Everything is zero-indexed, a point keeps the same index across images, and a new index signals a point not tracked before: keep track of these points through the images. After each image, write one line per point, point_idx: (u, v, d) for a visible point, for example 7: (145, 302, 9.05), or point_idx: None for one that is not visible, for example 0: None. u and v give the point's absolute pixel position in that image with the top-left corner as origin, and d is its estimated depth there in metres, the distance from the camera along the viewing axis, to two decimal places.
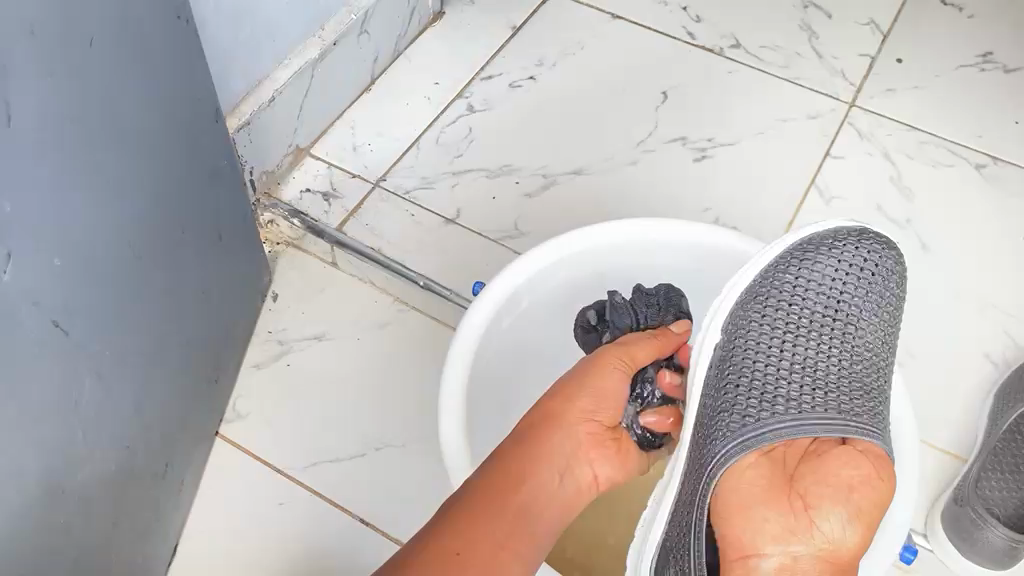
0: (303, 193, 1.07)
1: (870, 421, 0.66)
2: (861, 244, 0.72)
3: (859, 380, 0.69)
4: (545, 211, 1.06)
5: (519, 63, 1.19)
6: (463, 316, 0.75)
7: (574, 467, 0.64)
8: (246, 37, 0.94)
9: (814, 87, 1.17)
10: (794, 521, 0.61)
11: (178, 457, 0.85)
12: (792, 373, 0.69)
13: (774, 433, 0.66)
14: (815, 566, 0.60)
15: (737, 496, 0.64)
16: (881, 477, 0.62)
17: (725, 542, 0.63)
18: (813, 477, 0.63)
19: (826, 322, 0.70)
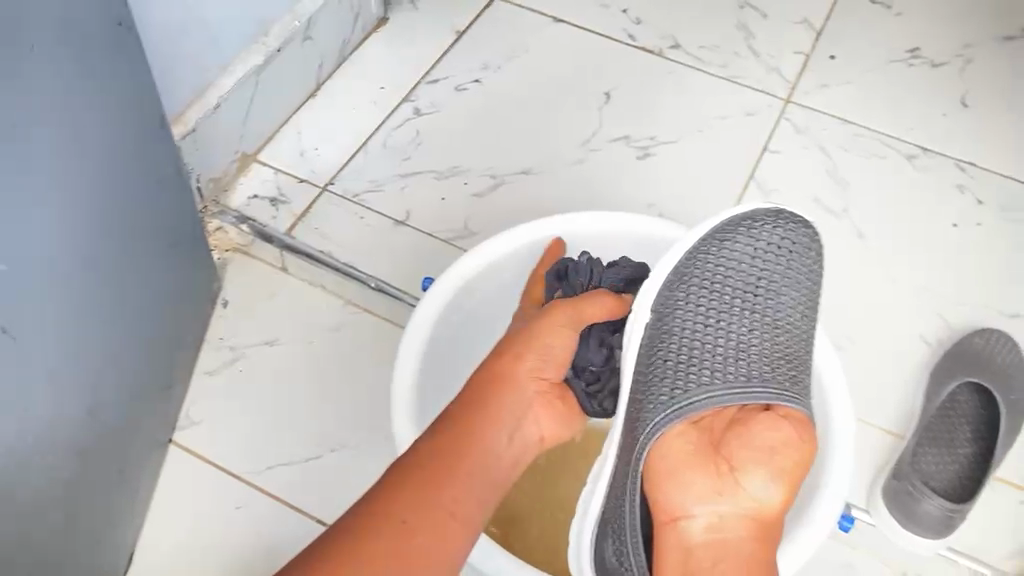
0: (251, 199, 1.08)
1: (790, 389, 0.70)
2: (779, 222, 0.75)
3: (781, 349, 0.72)
4: (494, 210, 1.08)
5: (463, 65, 1.21)
6: (413, 311, 0.76)
7: (522, 427, 0.67)
8: (190, 44, 0.94)
9: (751, 85, 1.20)
10: (721, 483, 0.65)
11: (133, 462, 0.86)
12: (717, 346, 0.72)
13: (700, 405, 0.68)
14: (741, 524, 0.65)
15: (668, 462, 0.67)
16: (803, 439, 0.66)
17: (657, 506, 0.67)
18: (738, 442, 0.66)
19: (747, 298, 0.73)
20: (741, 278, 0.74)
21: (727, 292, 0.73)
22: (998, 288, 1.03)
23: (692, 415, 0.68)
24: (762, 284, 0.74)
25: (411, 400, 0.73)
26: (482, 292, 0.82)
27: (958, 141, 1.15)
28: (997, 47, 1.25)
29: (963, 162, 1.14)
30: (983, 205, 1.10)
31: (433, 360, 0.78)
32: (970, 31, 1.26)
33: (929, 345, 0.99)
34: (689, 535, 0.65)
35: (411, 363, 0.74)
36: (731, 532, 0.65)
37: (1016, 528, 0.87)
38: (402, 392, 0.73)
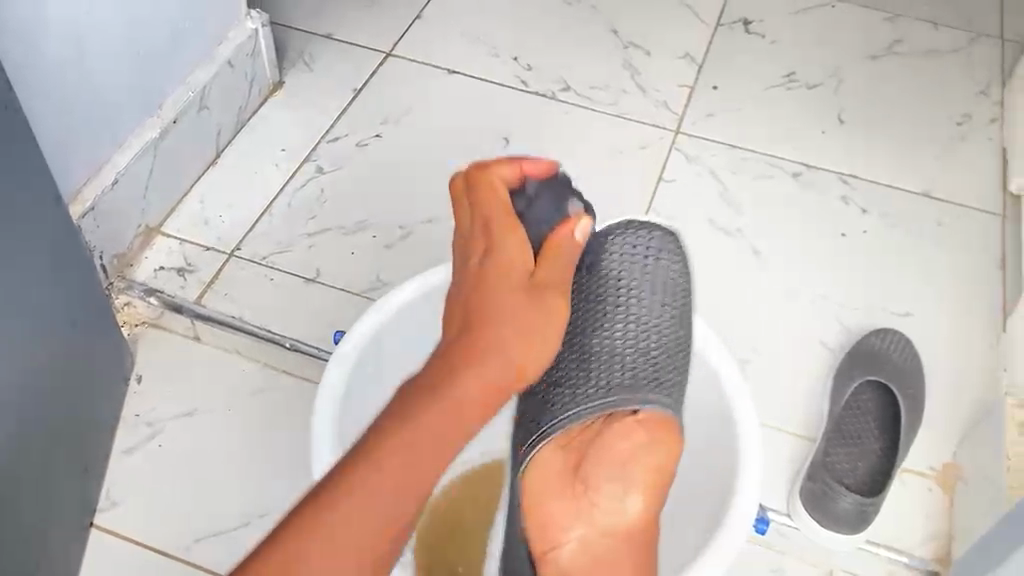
0: (157, 271, 1.07)
1: (645, 388, 0.70)
2: (628, 231, 0.76)
3: (649, 355, 0.72)
4: (404, 260, 1.10)
5: (363, 122, 1.23)
6: (328, 364, 0.77)
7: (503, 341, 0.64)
8: (81, 124, 0.94)
9: (640, 119, 1.25)
10: (580, 502, 0.69)
11: (52, 551, 0.83)
12: (586, 359, 0.73)
13: (567, 424, 0.70)
14: (607, 539, 0.68)
15: (536, 488, 0.70)
16: (660, 443, 0.68)
17: (532, 531, 0.69)
18: (594, 462, 0.69)
19: (615, 309, 0.74)
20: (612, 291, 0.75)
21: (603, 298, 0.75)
22: (889, 289, 1.09)
23: (557, 432, 0.70)
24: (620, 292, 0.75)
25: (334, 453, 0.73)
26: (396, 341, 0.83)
27: (838, 156, 1.22)
28: (866, 66, 1.33)
29: (845, 175, 1.20)
30: (867, 213, 1.17)
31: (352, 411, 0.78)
32: (839, 53, 1.34)
33: (830, 349, 1.03)
34: (562, 557, 0.68)
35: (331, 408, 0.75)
36: (599, 551, 0.68)
37: (928, 514, 0.91)
38: (324, 439, 0.73)
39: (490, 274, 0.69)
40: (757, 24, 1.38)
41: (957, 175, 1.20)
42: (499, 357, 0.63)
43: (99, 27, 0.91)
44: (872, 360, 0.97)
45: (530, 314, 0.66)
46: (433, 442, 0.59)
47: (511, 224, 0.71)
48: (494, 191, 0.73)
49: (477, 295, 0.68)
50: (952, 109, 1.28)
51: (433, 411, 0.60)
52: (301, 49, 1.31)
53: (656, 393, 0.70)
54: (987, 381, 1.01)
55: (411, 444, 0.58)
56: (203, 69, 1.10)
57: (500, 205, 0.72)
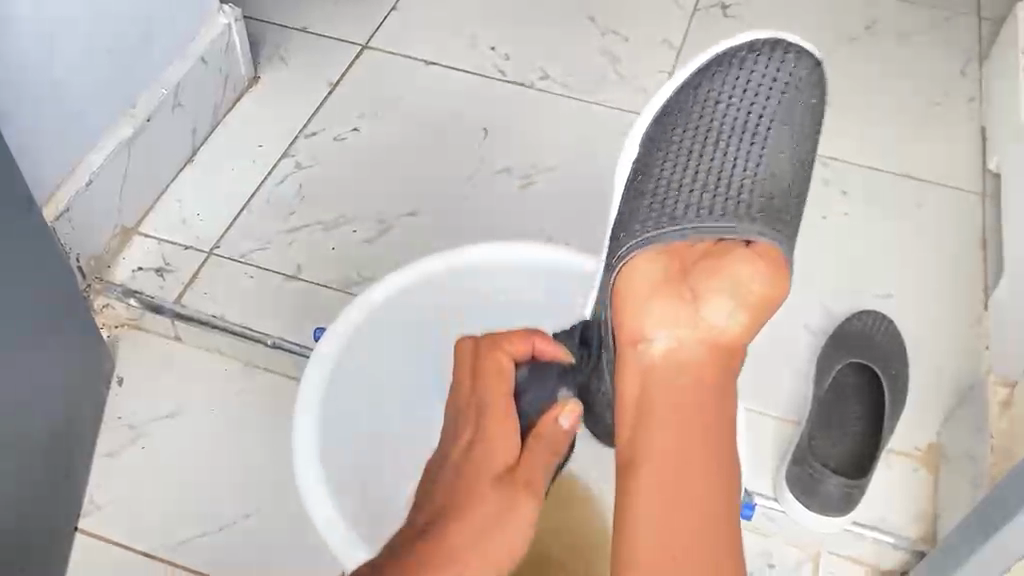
0: (135, 271, 1.06)
1: (774, 221, 0.69)
2: (774, 53, 0.75)
3: (769, 187, 0.71)
4: (385, 254, 1.09)
5: (340, 116, 1.22)
6: (305, 372, 0.76)
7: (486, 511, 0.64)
8: (52, 125, 0.93)
9: (620, 106, 1.25)
10: (682, 310, 0.67)
11: (35, 557, 0.83)
12: (704, 170, 0.72)
13: (676, 232, 0.69)
14: (701, 347, 0.66)
15: (634, 292, 0.68)
16: (777, 276, 0.67)
17: (621, 330, 0.68)
18: (705, 273, 0.67)
19: (736, 131, 0.73)
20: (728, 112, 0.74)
21: (708, 124, 0.74)
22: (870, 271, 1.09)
23: (661, 243, 0.69)
24: (756, 106, 0.74)
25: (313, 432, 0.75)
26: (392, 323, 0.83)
27: (818, 138, 1.22)
28: (844, 47, 1.33)
29: (824, 158, 1.20)
30: (848, 195, 1.17)
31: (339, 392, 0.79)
32: (817, 35, 1.34)
33: (814, 332, 1.04)
34: (650, 357, 0.66)
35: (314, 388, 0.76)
36: (689, 358, 0.66)
37: (914, 496, 0.92)
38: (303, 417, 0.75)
39: (485, 421, 0.69)
40: (735, 7, 1.38)
41: (936, 154, 1.21)
42: (467, 559, 0.60)
43: (67, 27, 0.90)
44: (854, 343, 0.97)
45: (495, 505, 0.63)
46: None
47: (501, 411, 0.70)
48: (500, 367, 0.73)
49: (462, 480, 0.65)
50: (930, 89, 1.28)
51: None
52: (275, 43, 1.29)
53: (763, 225, 0.69)
54: (969, 360, 1.02)
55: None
56: (176, 66, 1.09)
57: (494, 375, 0.72)
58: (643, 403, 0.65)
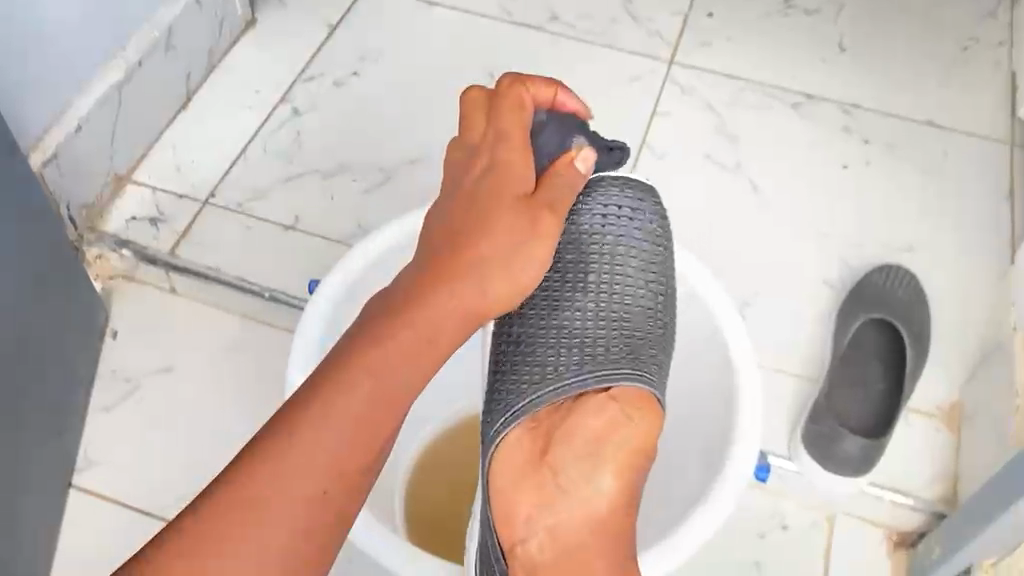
0: (129, 221, 1.02)
1: (633, 364, 0.65)
2: (602, 182, 0.68)
3: (625, 328, 0.66)
4: (386, 205, 1.05)
5: (340, 60, 1.17)
6: (303, 316, 0.72)
7: (467, 300, 0.54)
8: (38, 67, 0.89)
9: (632, 50, 1.19)
10: (549, 492, 0.62)
11: (27, 513, 0.81)
12: (558, 329, 0.66)
13: (532, 404, 0.64)
14: (580, 530, 0.61)
15: (505, 485, 0.63)
16: (645, 421, 0.63)
17: (499, 531, 0.62)
18: (568, 444, 0.63)
19: (581, 277, 0.67)
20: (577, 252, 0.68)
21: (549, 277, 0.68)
22: (891, 223, 1.05)
23: (521, 421, 0.64)
24: (608, 247, 0.67)
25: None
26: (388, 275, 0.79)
27: (839, 84, 1.17)
28: None
29: (845, 105, 1.15)
30: (870, 143, 1.12)
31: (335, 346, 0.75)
32: None
33: (833, 287, 1.00)
34: (530, 556, 0.61)
35: (309, 342, 0.71)
36: (569, 547, 0.61)
37: (933, 455, 0.89)
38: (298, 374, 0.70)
39: (489, 198, 0.57)
40: None
41: (962, 101, 1.15)
42: (481, 279, 0.54)
43: None
44: (874, 298, 0.93)
45: (514, 224, 0.56)
46: (372, 418, 0.50)
47: (515, 130, 0.60)
48: (517, 106, 0.62)
49: (479, 200, 0.58)
50: (958, 32, 1.22)
51: (400, 343, 0.51)
52: None
53: (624, 370, 0.64)
54: (993, 315, 0.98)
55: (365, 393, 0.50)
56: (168, 6, 1.04)
57: (510, 111, 0.61)
58: None
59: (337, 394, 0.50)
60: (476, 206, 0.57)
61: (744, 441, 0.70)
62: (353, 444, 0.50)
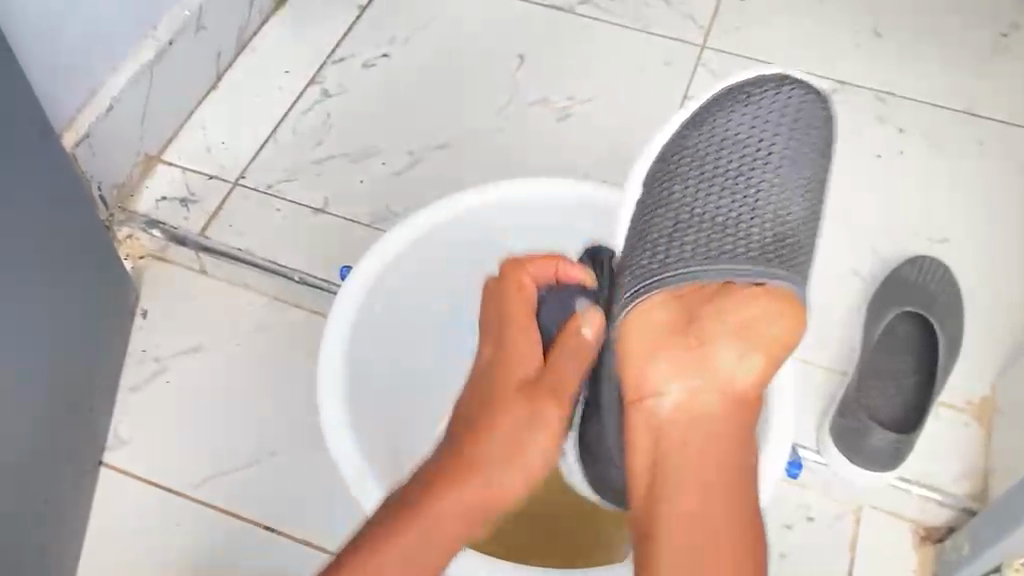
0: (159, 201, 1.03)
1: (782, 258, 0.64)
2: (782, 88, 0.71)
3: (777, 225, 0.67)
4: (415, 188, 1.05)
5: (369, 41, 1.16)
6: (331, 311, 0.72)
7: (508, 454, 0.60)
8: (71, 46, 0.89)
9: (664, 34, 1.18)
10: (689, 360, 0.63)
11: (59, 489, 0.82)
12: (705, 210, 0.67)
13: (680, 275, 0.64)
14: (715, 400, 0.62)
15: (638, 339, 0.64)
16: (789, 321, 0.63)
17: (627, 387, 0.64)
18: (714, 322, 0.63)
19: (740, 168, 0.69)
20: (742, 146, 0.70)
21: (706, 162, 0.69)
22: (925, 214, 1.04)
23: (666, 289, 0.64)
24: (763, 145, 0.69)
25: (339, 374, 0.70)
26: (421, 262, 0.79)
27: (874, 71, 1.15)
28: None
29: (880, 92, 1.13)
30: (904, 132, 1.10)
31: (366, 331, 0.75)
32: None
33: (864, 279, 0.99)
34: (659, 415, 0.63)
35: (341, 328, 0.71)
36: (699, 416, 0.62)
37: (963, 450, 0.88)
38: (330, 359, 0.70)
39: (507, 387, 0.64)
40: None
41: (999, 90, 1.13)
42: (510, 434, 0.61)
43: None
44: (905, 290, 0.92)
45: (523, 415, 0.62)
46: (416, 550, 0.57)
47: (521, 337, 0.67)
48: (519, 289, 0.69)
49: (487, 396, 0.64)
50: (998, 19, 1.19)
51: (438, 502, 0.58)
52: None
53: (776, 267, 0.64)
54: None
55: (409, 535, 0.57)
56: None
57: (517, 310, 0.68)
58: (657, 450, 0.62)
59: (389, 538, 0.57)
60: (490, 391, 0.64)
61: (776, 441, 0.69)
62: (427, 558, 0.57)
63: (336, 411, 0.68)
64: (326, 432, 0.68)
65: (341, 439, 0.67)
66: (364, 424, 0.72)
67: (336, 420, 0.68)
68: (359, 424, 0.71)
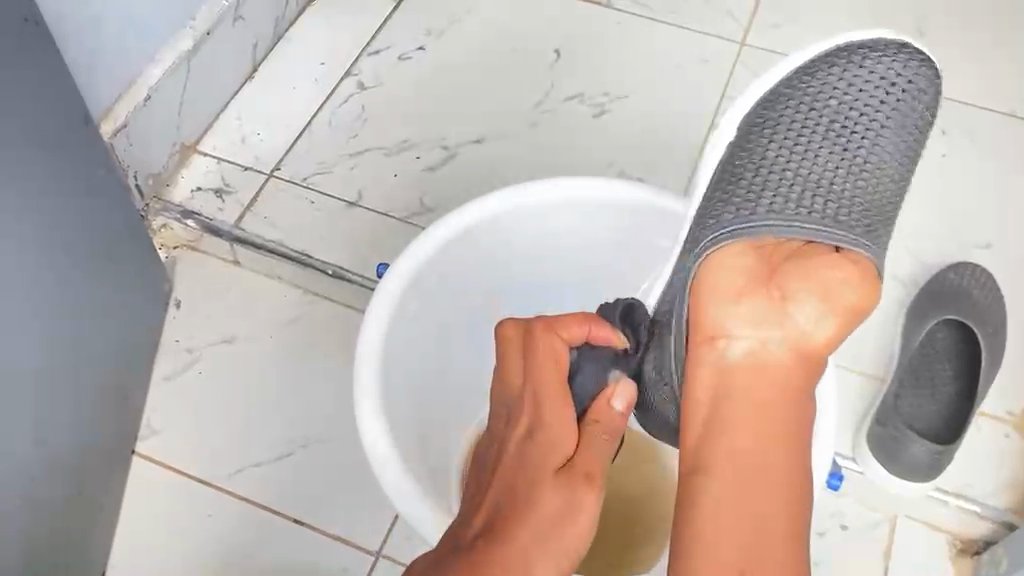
0: (194, 192, 1.03)
1: (864, 232, 0.66)
2: (898, 57, 0.72)
3: (861, 198, 0.68)
4: (449, 183, 1.04)
5: (405, 33, 1.16)
6: (364, 318, 0.71)
7: (546, 544, 0.59)
8: (111, 36, 0.89)
9: (703, 29, 1.16)
10: (767, 309, 0.63)
11: (92, 478, 0.83)
12: (798, 169, 0.69)
13: (769, 228, 0.66)
14: (786, 354, 0.62)
15: (720, 284, 0.64)
16: (868, 289, 0.62)
17: (695, 323, 0.65)
18: (795, 274, 0.63)
19: (840, 134, 0.70)
20: (849, 110, 0.71)
21: (810, 122, 0.71)
22: (968, 219, 1.02)
23: (750, 239, 0.66)
24: (868, 114, 0.70)
25: (374, 370, 0.70)
26: (458, 259, 0.78)
27: None
28: None
29: None
30: (947, 134, 1.08)
31: (403, 328, 0.74)
32: None
33: (904, 285, 0.97)
34: (727, 357, 0.63)
35: (378, 324, 0.71)
36: (771, 365, 0.62)
37: (1004, 463, 0.86)
38: (365, 355, 0.70)
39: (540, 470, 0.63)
40: None
41: None
42: (547, 540, 0.59)
43: None
44: (945, 296, 0.90)
45: (560, 499, 0.61)
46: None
47: (559, 398, 0.66)
48: (553, 351, 0.68)
49: (522, 473, 0.63)
50: None
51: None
52: None
53: (859, 238, 0.65)
54: None
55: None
56: None
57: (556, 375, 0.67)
58: (720, 386, 0.62)
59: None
60: (524, 472, 0.63)
61: (821, 450, 0.68)
62: None
63: (372, 406, 0.68)
64: (361, 427, 0.67)
65: (376, 433, 0.67)
66: (399, 421, 0.72)
67: (370, 416, 0.68)
68: (394, 420, 0.71)
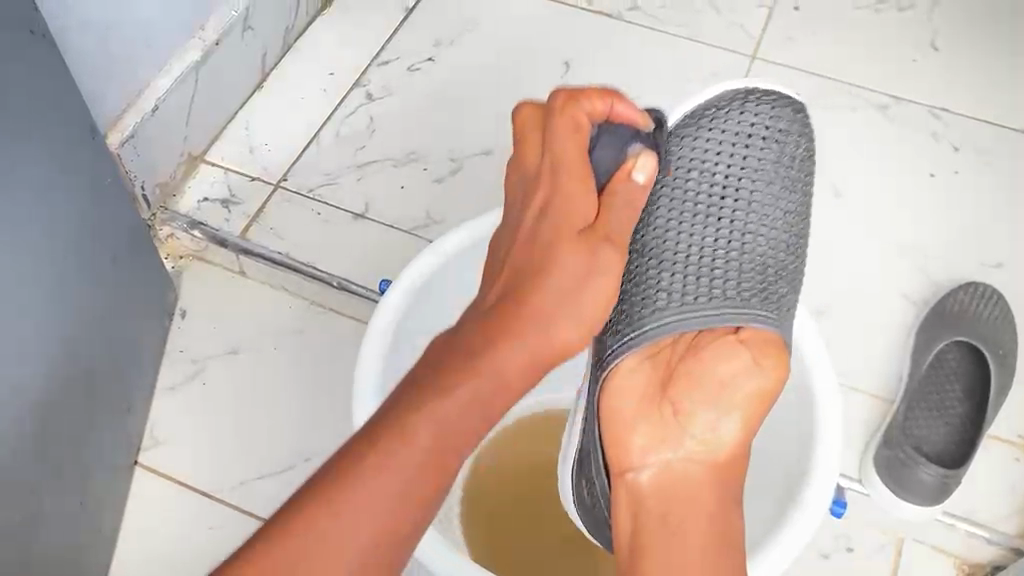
0: (201, 202, 1.03)
1: (763, 304, 0.64)
2: (747, 103, 0.68)
3: (757, 260, 0.66)
4: (456, 195, 1.04)
5: (414, 44, 1.15)
6: (372, 318, 0.70)
7: (551, 324, 0.54)
8: (120, 46, 0.89)
9: (713, 43, 1.16)
10: (666, 426, 0.63)
11: (94, 488, 0.83)
12: (680, 250, 0.66)
13: (660, 330, 0.64)
14: (694, 467, 0.61)
15: (617, 412, 0.64)
16: (773, 369, 0.62)
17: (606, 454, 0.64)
18: (690, 379, 0.63)
19: (713, 206, 0.66)
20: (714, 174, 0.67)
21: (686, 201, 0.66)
22: (980, 237, 1.01)
23: (641, 348, 0.64)
24: (735, 171, 0.67)
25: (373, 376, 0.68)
26: (464, 271, 0.77)
27: (931, 87, 1.12)
28: None
29: (936, 109, 1.10)
30: (960, 151, 1.07)
31: (404, 336, 0.73)
32: None
33: (914, 303, 0.96)
34: (639, 486, 0.62)
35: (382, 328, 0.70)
36: (681, 479, 0.61)
37: (1012, 486, 0.85)
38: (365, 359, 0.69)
39: (557, 245, 0.56)
40: None
41: None
42: (545, 331, 0.54)
43: None
44: (956, 320, 0.90)
45: (574, 265, 0.56)
46: (479, 407, 0.52)
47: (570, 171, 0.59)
48: (574, 129, 0.61)
49: (531, 250, 0.57)
50: None
51: (506, 351, 0.53)
52: None
53: (759, 310, 0.64)
54: None
55: (482, 386, 0.52)
56: None
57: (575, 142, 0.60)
58: (636, 515, 0.61)
59: (452, 387, 0.51)
60: (534, 252, 0.57)
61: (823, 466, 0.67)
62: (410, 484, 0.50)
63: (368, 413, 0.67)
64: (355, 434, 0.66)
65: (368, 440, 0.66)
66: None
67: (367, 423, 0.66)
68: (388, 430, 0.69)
